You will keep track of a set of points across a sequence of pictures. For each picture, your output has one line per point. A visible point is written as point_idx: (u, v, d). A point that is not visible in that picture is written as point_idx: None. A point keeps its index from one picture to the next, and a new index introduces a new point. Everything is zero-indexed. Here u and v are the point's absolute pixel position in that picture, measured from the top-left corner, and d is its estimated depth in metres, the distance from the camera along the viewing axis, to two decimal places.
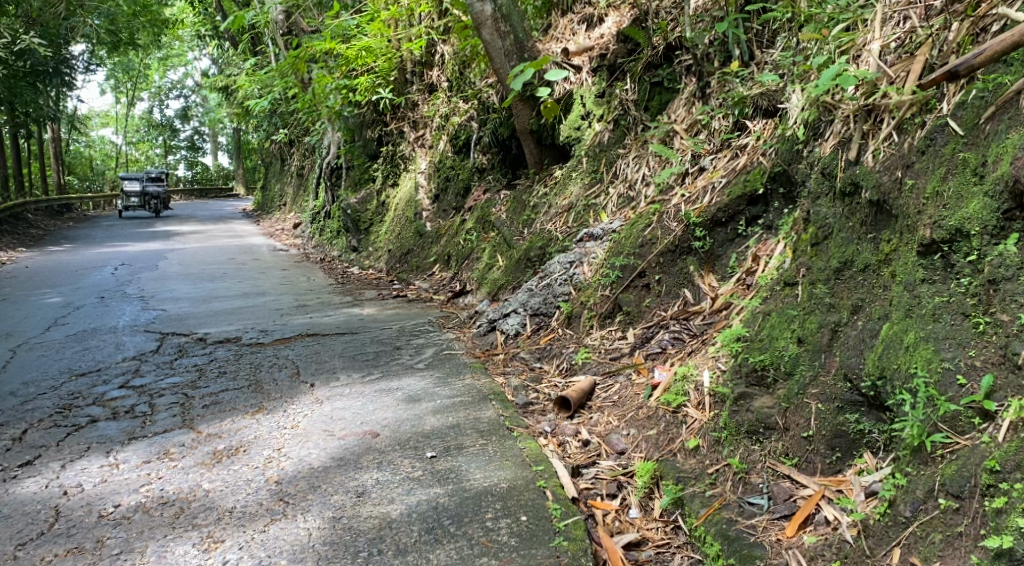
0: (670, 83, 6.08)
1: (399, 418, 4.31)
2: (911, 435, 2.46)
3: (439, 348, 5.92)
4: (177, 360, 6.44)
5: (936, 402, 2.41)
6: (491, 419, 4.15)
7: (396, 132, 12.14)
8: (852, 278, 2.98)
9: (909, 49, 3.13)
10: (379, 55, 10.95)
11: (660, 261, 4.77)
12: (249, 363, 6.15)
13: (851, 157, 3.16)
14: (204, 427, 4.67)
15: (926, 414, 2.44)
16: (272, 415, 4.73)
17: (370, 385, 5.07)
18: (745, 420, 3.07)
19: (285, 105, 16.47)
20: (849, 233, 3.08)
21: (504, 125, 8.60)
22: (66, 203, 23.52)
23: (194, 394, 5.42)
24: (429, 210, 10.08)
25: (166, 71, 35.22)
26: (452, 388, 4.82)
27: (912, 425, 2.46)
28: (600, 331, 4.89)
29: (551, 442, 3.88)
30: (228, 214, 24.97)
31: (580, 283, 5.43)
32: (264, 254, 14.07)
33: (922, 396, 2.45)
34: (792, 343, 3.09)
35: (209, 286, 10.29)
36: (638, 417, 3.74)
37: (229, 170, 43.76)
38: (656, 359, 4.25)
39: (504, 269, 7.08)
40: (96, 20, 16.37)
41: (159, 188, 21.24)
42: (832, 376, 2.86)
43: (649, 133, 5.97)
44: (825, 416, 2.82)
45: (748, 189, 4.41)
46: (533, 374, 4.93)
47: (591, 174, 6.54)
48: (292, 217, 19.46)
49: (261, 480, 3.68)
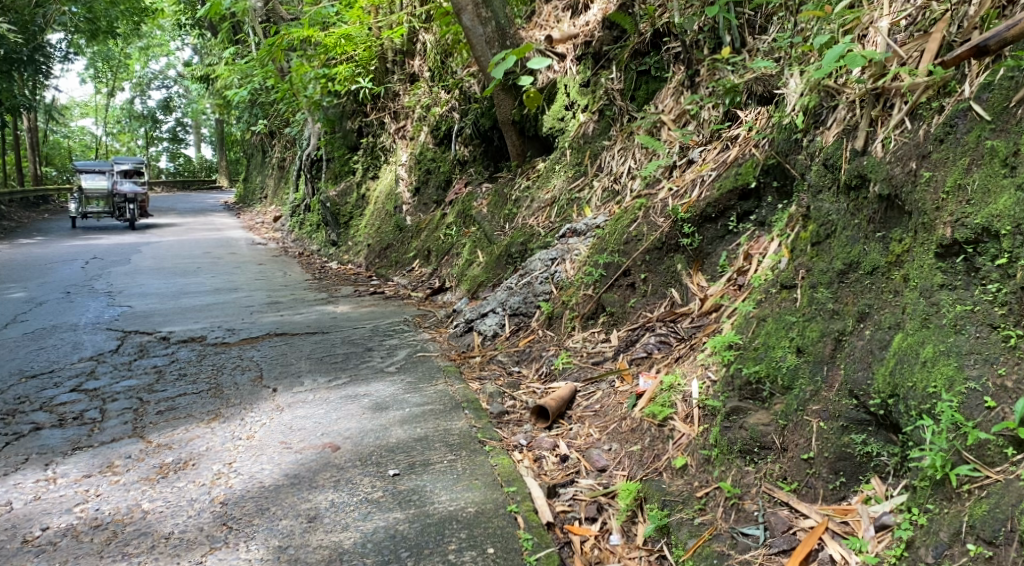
0: (657, 71, 5.75)
1: (364, 428, 3.98)
2: (932, 466, 2.18)
3: (413, 349, 5.59)
4: (136, 361, 6.06)
5: (962, 430, 2.12)
6: (462, 431, 3.83)
7: (377, 122, 11.74)
8: (857, 282, 2.68)
9: (921, 27, 2.83)
10: (359, 44, 10.56)
11: (646, 260, 4.45)
12: (212, 365, 5.78)
13: (857, 146, 2.85)
14: (154, 437, 4.32)
15: (949, 441, 2.15)
16: (228, 424, 4.39)
17: (336, 391, 4.73)
18: (738, 438, 2.77)
19: (265, 95, 16.03)
20: (854, 232, 2.78)
21: (486, 116, 8.25)
22: (44, 194, 22.98)
23: (149, 399, 5.06)
24: (409, 203, 9.72)
25: (148, 61, 34.48)
26: (423, 395, 4.48)
27: (934, 455, 2.17)
28: (582, 333, 4.58)
29: (526, 457, 3.56)
30: (210, 206, 24.49)
31: (562, 282, 5.11)
32: (242, 247, 13.65)
33: (944, 421, 2.16)
34: (789, 353, 2.78)
35: (181, 282, 9.89)
36: (620, 431, 3.43)
37: (212, 161, 43.07)
38: (641, 364, 3.94)
39: (484, 265, 6.76)
40: (73, 8, 15.89)
41: (133, 187, 16.83)
42: (836, 392, 2.57)
43: (635, 124, 5.65)
44: (827, 437, 2.53)
45: (740, 183, 4.11)
46: (510, 379, 4.60)
47: (575, 167, 6.22)
48: (271, 210, 19.03)
49: (204, 501, 3.35)
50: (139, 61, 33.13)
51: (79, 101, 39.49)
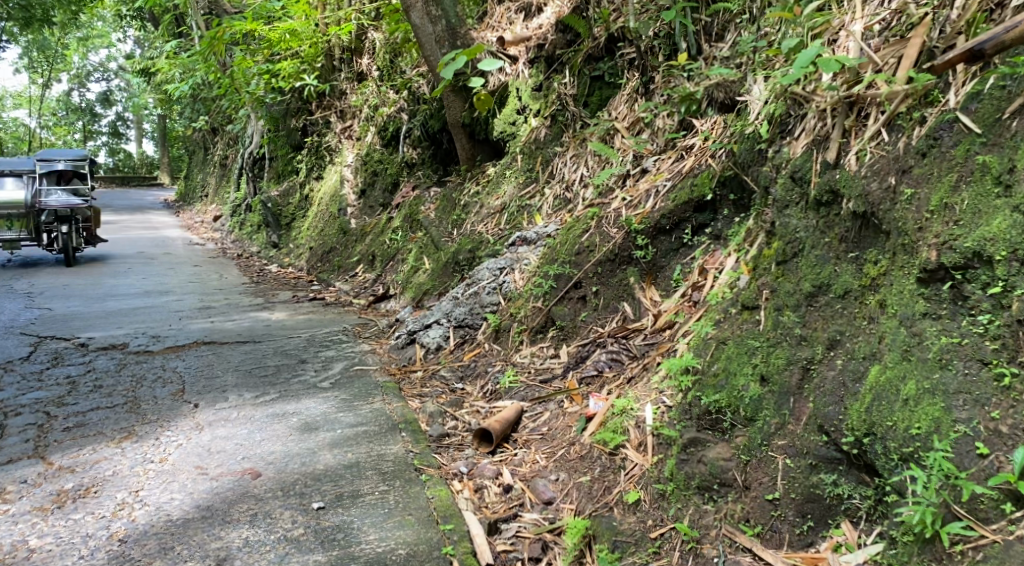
0: (611, 77, 5.53)
1: (290, 452, 3.61)
2: (920, 522, 1.98)
3: (350, 362, 5.23)
4: (47, 369, 5.35)
5: (955, 482, 1.94)
6: (397, 458, 3.51)
7: (322, 121, 11.25)
8: (827, 305, 2.48)
9: (897, 32, 2.66)
10: (304, 40, 10.16)
11: (597, 272, 4.21)
12: (131, 375, 5.18)
13: (829, 158, 2.66)
14: (57, 458, 3.71)
15: (939, 493, 1.96)
16: (141, 444, 3.82)
17: (262, 408, 4.31)
18: (696, 473, 2.55)
19: (207, 90, 15.31)
20: (823, 250, 2.58)
21: (435, 118, 7.93)
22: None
23: (57, 413, 4.39)
24: (354, 206, 9.33)
25: (87, 52, 32.86)
26: (357, 415, 4.13)
27: (919, 510, 1.97)
28: (530, 348, 4.31)
29: (466, 486, 3.27)
30: (148, 204, 23.47)
31: (510, 294, 4.83)
32: (178, 247, 12.98)
33: (935, 471, 1.97)
34: (753, 381, 2.56)
35: (108, 283, 9.24)
36: (568, 458, 3.17)
37: (152, 157, 41.50)
38: (591, 384, 3.69)
39: (430, 273, 6.44)
40: None
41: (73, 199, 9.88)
42: (804, 426, 2.36)
43: (588, 131, 5.42)
44: (794, 476, 2.32)
45: (696, 195, 3.92)
46: (453, 397, 4.27)
47: (526, 174, 5.96)
48: (212, 209, 18.30)
49: (100, 538, 2.89)
50: (78, 51, 31.69)
51: (10, 90, 37.52)
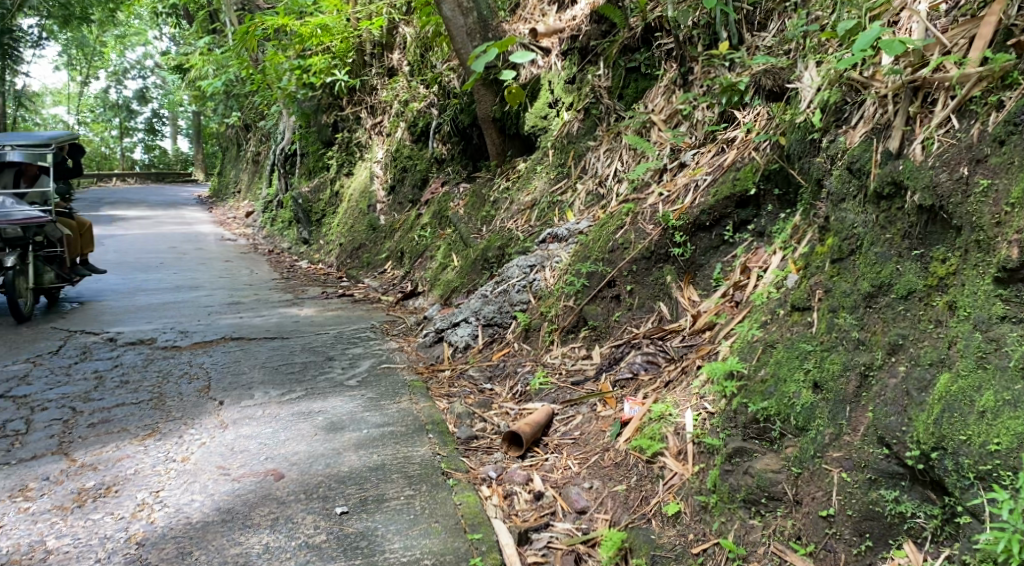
0: (647, 69, 5.33)
1: (313, 453, 3.51)
2: (1002, 550, 1.79)
3: (377, 360, 5.12)
4: (76, 364, 5.33)
5: None
6: (424, 461, 3.39)
7: (353, 117, 11.19)
8: (888, 306, 2.31)
9: (966, 11, 2.51)
10: (336, 35, 10.09)
11: (633, 270, 4.05)
12: (158, 371, 5.14)
13: (891, 147, 2.50)
14: (80, 455, 3.65)
15: None
16: (163, 442, 3.75)
17: (287, 406, 4.22)
18: (742, 485, 2.42)
19: (241, 86, 15.38)
20: (883, 247, 2.42)
21: (465, 112, 7.80)
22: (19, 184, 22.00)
23: (83, 409, 4.35)
24: (384, 202, 9.24)
25: (124, 51, 33.35)
26: (384, 415, 4.01)
27: (1001, 535, 1.78)
28: (561, 348, 4.16)
29: (495, 492, 3.13)
30: (182, 200, 23.74)
31: (541, 292, 4.68)
32: (209, 243, 13.04)
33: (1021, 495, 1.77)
34: (805, 388, 2.41)
35: (140, 277, 9.27)
36: (602, 465, 3.04)
37: (187, 154, 42.08)
38: (626, 387, 3.52)
39: (459, 270, 6.31)
40: None
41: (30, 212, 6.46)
42: (862, 437, 2.19)
43: (623, 124, 5.24)
44: (851, 491, 2.15)
45: (738, 189, 3.75)
46: (481, 397, 4.14)
47: (557, 169, 5.80)
48: (244, 205, 18.43)
49: (118, 541, 2.81)
50: (116, 49, 32.18)
51: (50, 88, 38.25)
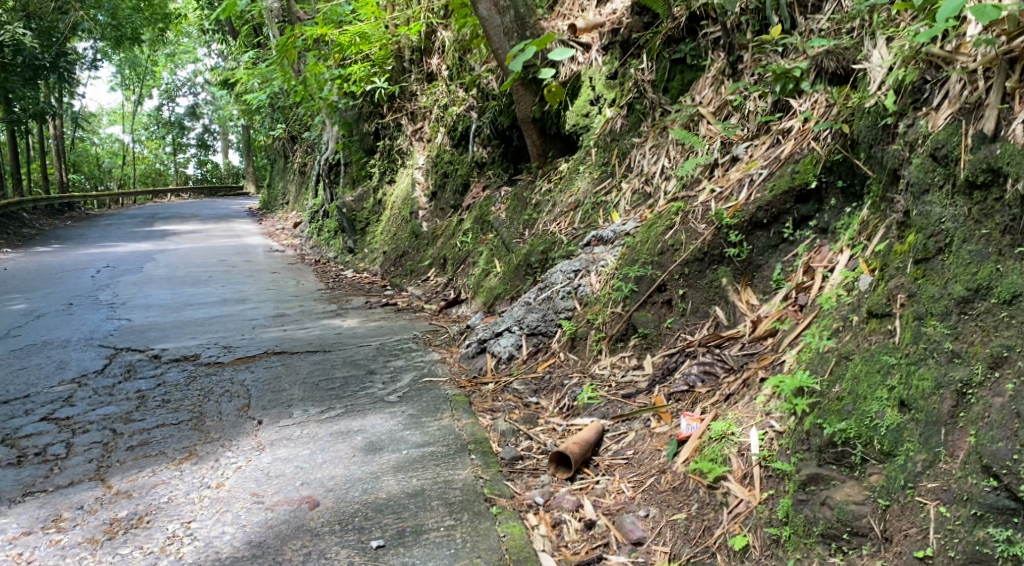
0: (693, 59, 5.06)
1: (351, 477, 3.36)
2: None
3: (419, 373, 4.94)
4: (119, 384, 5.28)
5: None
6: (466, 486, 3.19)
7: (394, 124, 11.08)
8: (987, 313, 2.07)
9: None
10: (374, 42, 9.97)
11: (685, 272, 3.77)
12: (198, 389, 5.05)
13: (986, 128, 2.25)
14: (116, 481, 3.57)
15: None
16: (199, 466, 3.64)
17: (325, 425, 4.07)
18: (818, 518, 2.18)
19: (285, 99, 15.44)
20: (978, 244, 2.18)
21: (505, 114, 7.60)
22: (78, 202, 22.61)
23: (123, 431, 4.27)
24: (426, 209, 9.09)
25: (175, 68, 34.09)
26: (425, 434, 3.81)
27: None
28: (610, 358, 3.90)
29: (543, 521, 2.92)
30: (232, 213, 24.08)
31: (587, 298, 4.43)
32: (257, 255, 13.10)
33: None
34: (889, 407, 2.17)
35: (188, 292, 9.31)
36: (659, 490, 2.80)
37: (237, 168, 42.87)
38: (681, 401, 3.26)
39: (502, 276, 6.10)
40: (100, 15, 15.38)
41: None
42: (962, 465, 1.96)
43: (669, 118, 4.96)
44: (952, 529, 1.92)
45: (798, 183, 3.48)
46: (527, 413, 3.90)
47: (601, 168, 5.54)
48: (292, 215, 18.58)
49: None
50: (167, 68, 32.92)
51: (106, 108, 39.36)
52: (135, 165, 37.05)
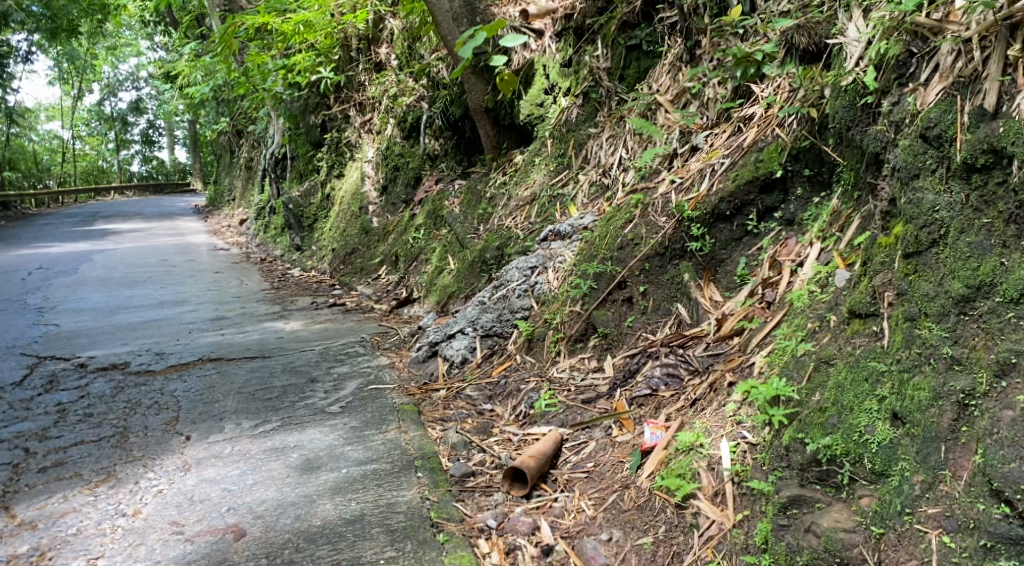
0: (649, 46, 4.81)
1: (284, 501, 3.02)
2: None
3: (366, 380, 4.60)
4: (39, 396, 4.82)
5: None
6: (411, 509, 2.89)
7: (342, 116, 10.63)
8: (990, 314, 1.90)
9: None
10: (320, 31, 9.51)
11: (645, 268, 3.51)
12: (125, 400, 4.63)
13: (985, 106, 2.07)
14: (20, 508, 3.16)
15: None
16: (117, 490, 3.26)
17: (258, 441, 3.70)
18: (803, 546, 1.97)
19: (229, 91, 14.80)
20: (978, 236, 1.99)
21: (456, 104, 7.28)
22: (14, 200, 21.47)
23: (35, 449, 3.85)
24: (377, 204, 8.71)
25: (116, 60, 32.73)
26: (368, 449, 3.48)
27: None
28: (568, 360, 3.63)
29: (495, 548, 2.64)
30: (178, 210, 23.16)
31: (543, 297, 4.16)
32: (201, 254, 12.49)
33: None
34: (881, 421, 1.99)
35: (126, 294, 8.76)
36: (622, 508, 2.53)
37: (185, 164, 41.51)
38: (644, 406, 3.00)
39: (456, 273, 5.78)
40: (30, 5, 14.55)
41: None
42: (966, 489, 1.78)
43: (626, 107, 4.71)
44: (957, 561, 1.73)
45: (761, 172, 3.25)
46: (481, 422, 3.61)
47: (556, 159, 5.27)
48: (238, 212, 17.93)
49: None
50: (107, 60, 31.59)
51: (44, 102, 37.64)
52: (75, 160, 35.55)
